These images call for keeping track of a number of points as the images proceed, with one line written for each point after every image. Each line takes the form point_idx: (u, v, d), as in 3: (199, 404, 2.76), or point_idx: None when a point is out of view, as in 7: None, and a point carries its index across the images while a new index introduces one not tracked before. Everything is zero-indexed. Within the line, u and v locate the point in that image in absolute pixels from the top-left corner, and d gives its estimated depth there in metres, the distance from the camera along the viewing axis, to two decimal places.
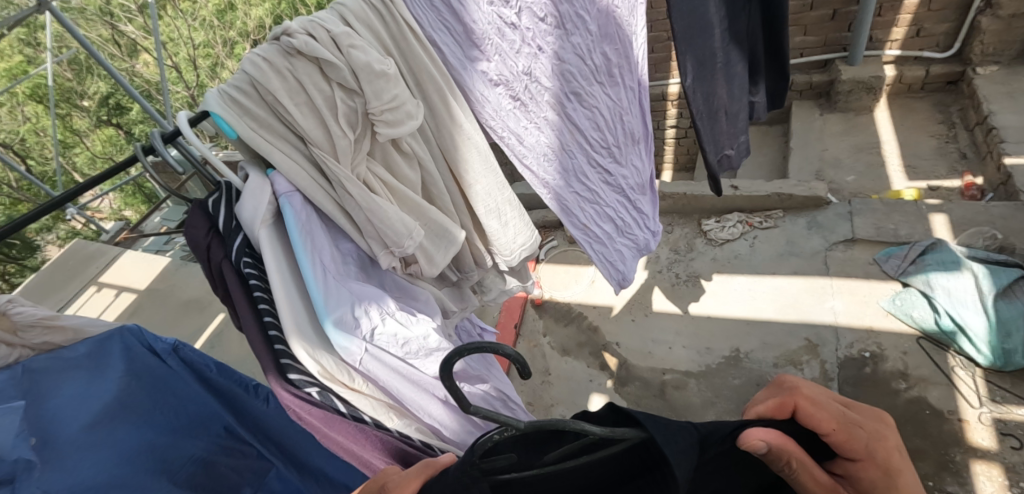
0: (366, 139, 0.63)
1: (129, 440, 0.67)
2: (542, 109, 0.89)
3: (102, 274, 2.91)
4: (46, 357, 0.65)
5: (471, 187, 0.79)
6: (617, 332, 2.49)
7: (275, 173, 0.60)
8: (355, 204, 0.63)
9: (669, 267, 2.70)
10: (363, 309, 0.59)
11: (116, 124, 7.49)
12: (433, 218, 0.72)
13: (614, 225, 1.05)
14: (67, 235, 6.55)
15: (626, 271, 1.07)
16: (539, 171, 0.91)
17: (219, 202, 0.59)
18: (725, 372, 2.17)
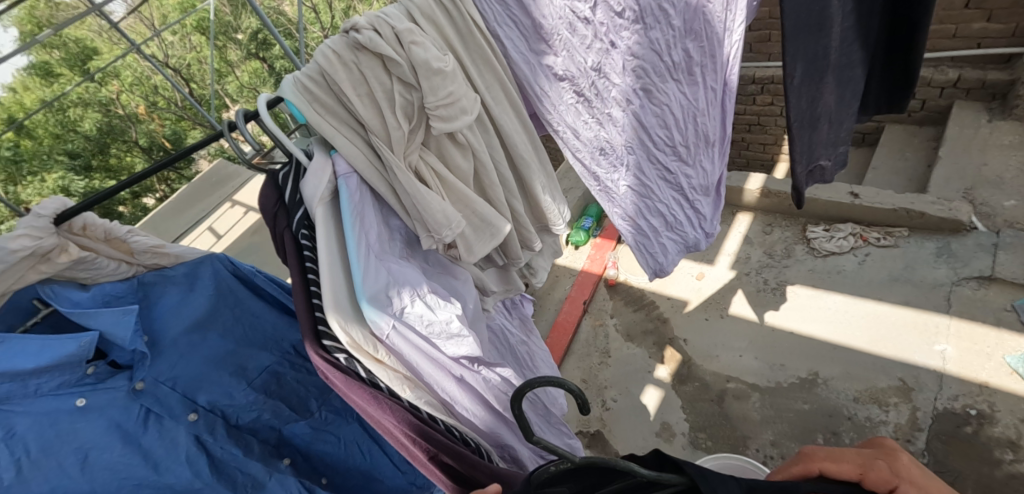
0: (420, 131, 0.67)
1: (212, 347, 0.77)
2: (607, 106, 0.87)
3: (235, 192, 3.38)
4: (154, 273, 0.75)
5: (526, 171, 0.82)
6: (686, 327, 2.41)
7: (337, 155, 0.65)
8: (404, 189, 0.67)
9: (758, 270, 2.52)
10: (397, 290, 0.63)
11: (262, 58, 8.36)
12: (477, 208, 0.74)
13: (663, 220, 1.02)
14: (216, 153, 7.58)
15: (665, 262, 1.07)
16: (592, 165, 0.92)
17: (288, 176, 0.67)
18: (794, 394, 2.05)
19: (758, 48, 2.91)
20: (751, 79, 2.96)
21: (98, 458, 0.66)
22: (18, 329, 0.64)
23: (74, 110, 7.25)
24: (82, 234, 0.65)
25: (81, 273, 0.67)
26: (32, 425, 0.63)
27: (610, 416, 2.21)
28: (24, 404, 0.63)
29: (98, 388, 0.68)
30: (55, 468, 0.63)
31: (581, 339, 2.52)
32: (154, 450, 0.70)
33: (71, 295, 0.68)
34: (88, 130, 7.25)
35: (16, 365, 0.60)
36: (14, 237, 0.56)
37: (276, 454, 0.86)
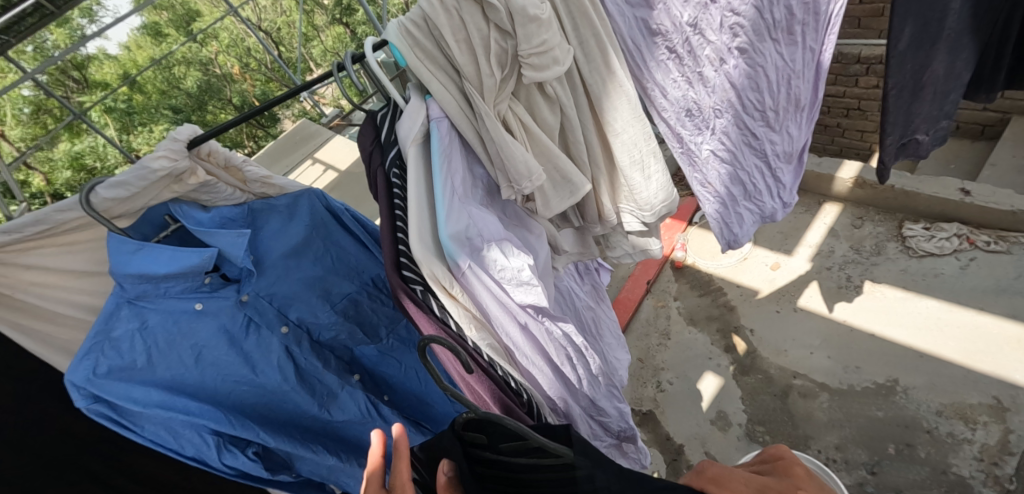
0: (511, 79, 0.67)
1: (303, 271, 0.84)
2: (699, 65, 0.83)
3: (316, 151, 3.57)
4: (261, 201, 0.82)
5: (614, 137, 0.77)
6: (754, 317, 2.31)
7: (430, 99, 0.67)
8: (489, 136, 0.66)
9: (841, 266, 2.36)
10: (474, 232, 0.65)
11: (345, 24, 8.68)
12: (560, 166, 0.71)
13: (743, 189, 0.98)
14: (299, 114, 8.06)
15: (740, 233, 1.03)
16: (677, 126, 0.89)
17: (386, 118, 0.71)
18: (869, 399, 1.93)
19: (868, 23, 2.63)
20: (856, 58, 2.71)
21: (209, 355, 0.75)
22: (154, 238, 0.75)
23: (178, 68, 7.91)
24: (207, 159, 0.73)
25: (203, 195, 0.76)
26: (162, 320, 0.74)
27: (665, 399, 2.18)
28: (156, 302, 0.73)
29: (212, 295, 0.77)
30: (177, 359, 0.73)
31: (641, 318, 2.48)
32: (253, 353, 0.78)
33: (193, 213, 0.76)
34: (189, 87, 7.89)
35: (152, 270, 0.70)
36: (157, 157, 0.66)
37: (349, 370, 0.92)
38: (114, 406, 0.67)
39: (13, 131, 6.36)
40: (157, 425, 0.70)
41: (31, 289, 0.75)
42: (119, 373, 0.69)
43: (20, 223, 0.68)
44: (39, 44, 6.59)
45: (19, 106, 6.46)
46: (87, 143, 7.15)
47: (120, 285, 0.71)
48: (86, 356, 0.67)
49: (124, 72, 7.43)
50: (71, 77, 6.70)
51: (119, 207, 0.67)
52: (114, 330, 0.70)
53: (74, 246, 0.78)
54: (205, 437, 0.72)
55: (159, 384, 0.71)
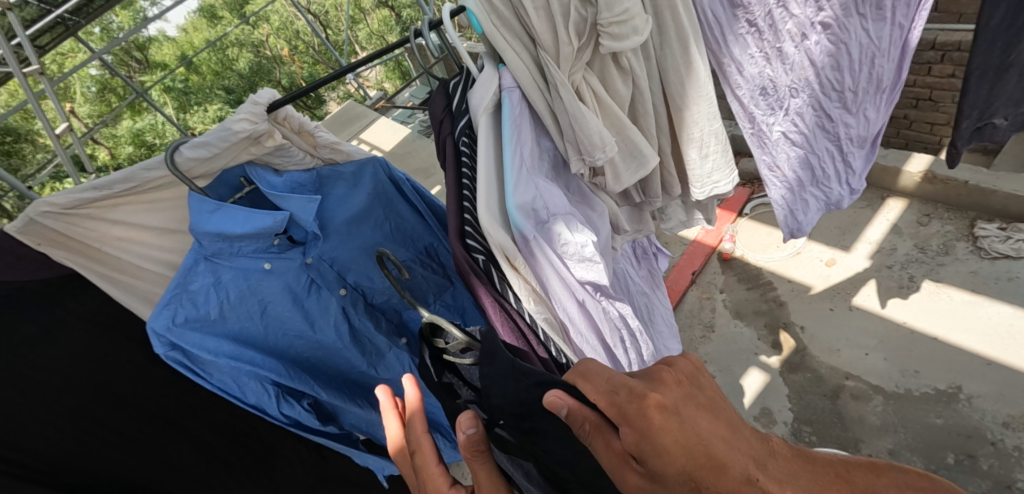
0: (588, 49, 0.65)
1: (365, 238, 0.85)
2: (780, 41, 0.77)
3: (363, 132, 3.63)
4: (328, 167, 0.84)
5: (681, 115, 0.74)
6: (805, 314, 2.22)
7: (504, 69, 0.66)
8: (562, 109, 0.66)
9: (904, 264, 2.24)
10: (540, 204, 0.64)
11: (390, 6, 8.77)
12: (632, 140, 0.70)
13: (811, 174, 0.92)
14: (345, 96, 8.24)
15: (804, 222, 0.95)
16: (750, 106, 0.81)
17: (459, 85, 0.71)
18: (927, 406, 1.84)
19: (948, 5, 2.43)
20: (931, 44, 2.50)
21: (274, 310, 0.79)
22: (229, 199, 0.78)
23: (232, 50, 8.22)
24: (282, 124, 0.75)
25: (277, 159, 0.78)
26: (235, 276, 0.76)
27: None
28: (230, 260, 0.75)
29: (281, 255, 0.79)
30: (246, 312, 0.77)
31: (684, 309, 2.43)
32: (313, 312, 0.82)
33: (267, 177, 0.78)
34: (242, 69, 8.19)
35: (229, 229, 0.71)
36: (238, 120, 0.67)
37: (397, 333, 0.94)
38: (188, 353, 0.73)
39: (83, 109, 6.78)
40: (225, 373, 0.75)
41: (117, 245, 0.78)
42: (195, 323, 0.73)
43: (109, 179, 0.71)
44: (106, 26, 6.96)
45: (88, 85, 6.87)
46: (148, 121, 7.55)
47: (198, 242, 0.73)
48: (166, 306, 0.71)
49: (182, 54, 7.78)
50: (134, 58, 7.06)
51: (200, 168, 0.70)
52: (192, 284, 0.73)
53: (155, 204, 0.80)
54: (266, 387, 0.77)
55: (228, 336, 0.75)
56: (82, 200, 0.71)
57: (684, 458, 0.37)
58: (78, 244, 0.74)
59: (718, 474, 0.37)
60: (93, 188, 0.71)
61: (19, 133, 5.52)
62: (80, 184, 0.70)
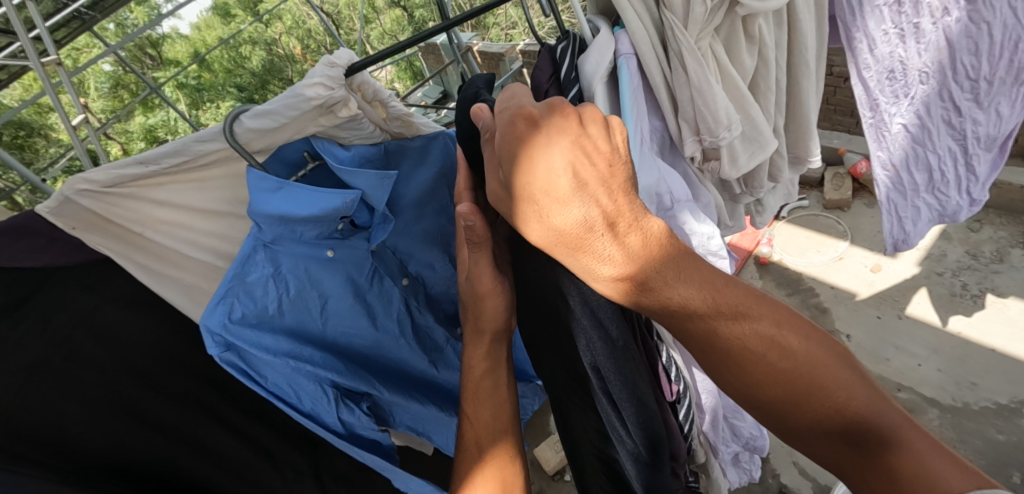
0: (721, 11, 0.56)
1: (427, 221, 0.80)
2: (919, 15, 0.75)
3: None
4: (397, 143, 0.76)
5: (802, 90, 0.69)
6: (850, 321, 2.12)
7: (621, 32, 0.59)
8: (685, 80, 0.58)
9: (954, 272, 2.14)
10: (663, 189, 0.56)
11: (403, 7, 8.78)
12: (755, 121, 0.63)
13: (928, 177, 0.90)
14: None
15: (912, 232, 0.94)
16: (876, 90, 0.81)
17: (565, 51, 0.58)
18: (988, 420, 1.73)
19: None
20: None
21: (335, 306, 0.70)
22: (290, 178, 0.69)
23: (245, 47, 8.21)
24: (356, 92, 0.66)
25: (343, 133, 0.69)
26: (295, 265, 0.66)
27: None
28: (290, 246, 0.65)
29: (345, 243, 0.70)
30: (304, 306, 0.67)
31: None
32: (375, 304, 0.74)
33: (333, 150, 0.69)
34: (255, 67, 8.12)
35: (294, 211, 0.60)
36: (311, 85, 0.59)
37: (452, 324, 0.89)
38: (244, 356, 0.61)
39: (96, 103, 6.76)
40: (281, 377, 0.64)
41: (161, 228, 0.69)
42: (252, 319, 0.62)
43: (158, 152, 0.62)
44: (120, 21, 6.94)
45: (101, 80, 6.85)
46: (160, 117, 7.53)
47: (257, 226, 0.61)
48: (221, 301, 0.60)
49: (195, 51, 7.78)
50: (147, 54, 7.04)
51: (260, 142, 0.62)
52: (250, 275, 0.62)
53: (206, 184, 0.70)
54: (325, 390, 0.66)
55: (284, 332, 0.65)
56: (125, 177, 0.62)
57: (526, 175, 0.39)
58: (119, 227, 0.66)
59: (552, 200, 0.39)
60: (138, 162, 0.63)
61: (33, 126, 5.51)
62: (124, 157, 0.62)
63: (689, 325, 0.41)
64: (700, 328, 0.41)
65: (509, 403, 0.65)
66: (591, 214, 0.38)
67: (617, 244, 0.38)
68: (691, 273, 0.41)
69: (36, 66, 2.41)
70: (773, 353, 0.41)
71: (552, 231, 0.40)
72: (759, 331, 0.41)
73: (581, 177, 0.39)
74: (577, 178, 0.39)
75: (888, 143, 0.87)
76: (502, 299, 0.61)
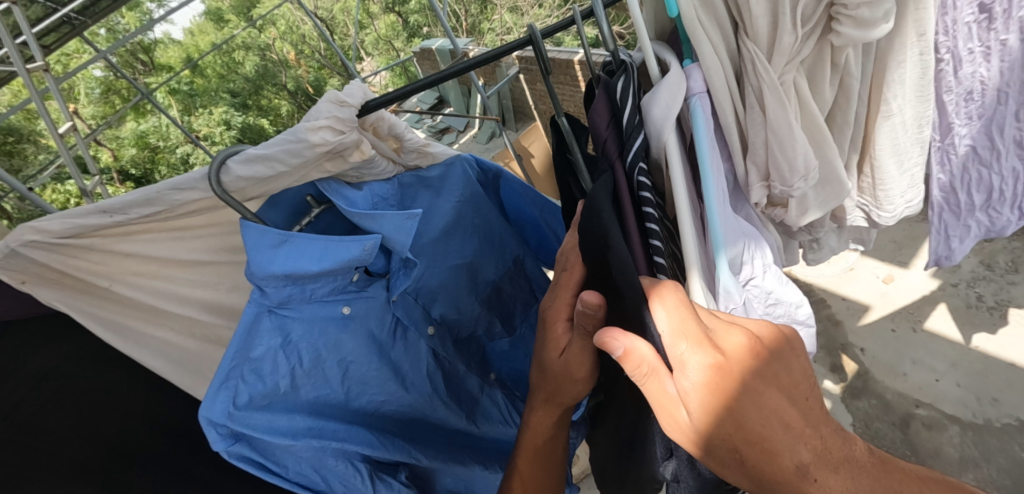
0: (810, 41, 0.51)
1: (452, 257, 0.75)
2: (1008, 32, 0.70)
3: None
4: (413, 174, 0.72)
5: (885, 119, 0.64)
6: (864, 334, 2.07)
7: (690, 67, 0.51)
8: (761, 121, 0.52)
9: (971, 283, 2.09)
10: (749, 252, 0.52)
11: (398, 12, 8.73)
12: (832, 163, 0.57)
13: (985, 195, 0.81)
14: None
15: (955, 251, 0.85)
16: (951, 111, 0.73)
17: (626, 91, 0.51)
18: (1011, 437, 1.68)
19: None
20: None
21: (356, 372, 0.66)
22: (290, 226, 0.67)
23: (239, 53, 8.13)
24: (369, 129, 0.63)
25: (353, 173, 0.65)
26: (306, 330, 0.62)
27: None
28: (298, 307, 0.61)
29: (359, 295, 0.67)
30: (320, 375, 0.63)
31: None
32: (400, 363, 0.71)
33: (343, 192, 0.65)
34: (249, 72, 8.17)
35: (302, 267, 0.57)
36: (317, 128, 0.56)
37: (485, 369, 0.85)
38: (254, 445, 0.57)
39: (86, 109, 6.68)
40: (304, 460, 0.60)
41: (131, 280, 0.71)
42: (261, 401, 0.58)
43: (118, 202, 0.60)
44: (110, 26, 6.85)
45: (92, 86, 6.76)
46: (152, 123, 7.44)
47: (259, 290, 0.58)
48: (223, 386, 0.55)
49: (187, 56, 7.72)
50: (139, 60, 6.96)
51: (253, 189, 0.57)
52: (255, 350, 0.58)
53: (182, 233, 0.71)
54: (356, 466, 0.64)
55: (304, 408, 0.62)
56: (91, 227, 0.61)
57: (720, 425, 0.40)
58: (82, 281, 0.68)
59: (755, 447, 0.39)
60: (102, 210, 0.61)
61: (22, 132, 5.41)
62: (88, 205, 0.60)
63: None
64: None
65: (558, 457, 0.71)
66: (803, 464, 0.39)
67: (835, 487, 0.39)
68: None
69: (21, 73, 2.35)
70: None
71: (756, 476, 0.41)
72: None
73: (777, 421, 0.40)
74: (773, 420, 0.40)
75: (953, 166, 0.77)
76: (586, 386, 0.59)
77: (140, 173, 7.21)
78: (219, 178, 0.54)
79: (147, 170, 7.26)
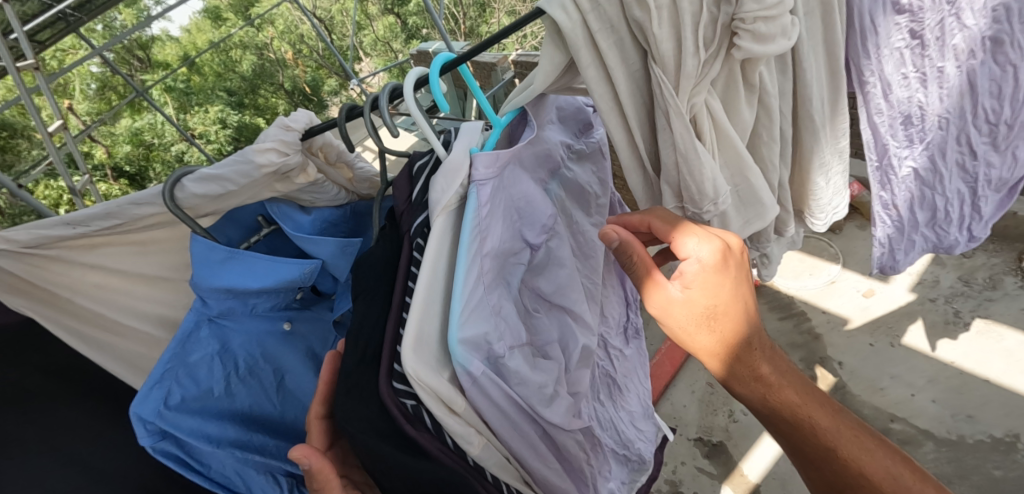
0: (714, 63, 0.53)
1: None
2: (942, 59, 0.72)
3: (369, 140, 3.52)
4: (365, 204, 0.78)
5: (812, 136, 0.66)
6: (842, 348, 2.10)
7: (478, 153, 0.54)
8: (670, 144, 0.55)
9: (948, 298, 2.13)
10: (498, 336, 0.52)
11: (396, 13, 8.75)
12: (752, 185, 0.63)
13: (931, 216, 0.85)
14: None
15: (900, 262, 0.88)
16: (891, 134, 0.74)
17: (424, 168, 0.60)
18: (984, 454, 1.70)
19: None
20: None
21: (292, 381, 0.73)
22: (240, 243, 0.69)
23: (235, 51, 8.15)
24: (318, 153, 0.67)
25: (305, 196, 0.68)
26: (244, 342, 0.69)
27: (737, 430, 2.00)
28: (238, 320, 0.69)
29: (301, 313, 0.76)
30: (258, 387, 0.70)
31: None
32: None
33: (291, 215, 0.69)
34: (245, 71, 8.16)
35: (242, 283, 0.64)
36: (263, 150, 0.58)
37: None
38: (180, 444, 0.60)
39: (81, 105, 6.63)
40: (228, 467, 0.63)
41: (92, 292, 0.73)
42: (192, 404, 0.62)
43: (85, 214, 0.64)
44: (108, 23, 6.85)
45: (88, 82, 6.72)
46: (147, 120, 7.43)
47: (201, 300, 0.65)
48: (157, 384, 0.60)
49: (184, 54, 7.67)
50: (134, 57, 6.96)
51: (206, 206, 0.61)
52: (191, 355, 0.63)
53: (145, 249, 0.74)
54: (279, 480, 0.67)
55: (236, 417, 0.67)
56: (56, 238, 0.65)
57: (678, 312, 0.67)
58: (50, 294, 0.70)
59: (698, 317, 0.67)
60: (67, 222, 0.64)
61: (15, 128, 5.38)
62: (55, 217, 0.64)
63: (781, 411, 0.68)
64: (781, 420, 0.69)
65: None
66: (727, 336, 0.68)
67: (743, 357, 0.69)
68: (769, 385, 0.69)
69: (12, 72, 2.34)
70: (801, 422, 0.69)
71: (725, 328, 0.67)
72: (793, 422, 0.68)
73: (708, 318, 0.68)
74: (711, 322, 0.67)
75: (895, 184, 0.79)
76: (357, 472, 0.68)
77: (134, 170, 7.17)
78: (174, 194, 0.58)
79: (141, 167, 7.20)
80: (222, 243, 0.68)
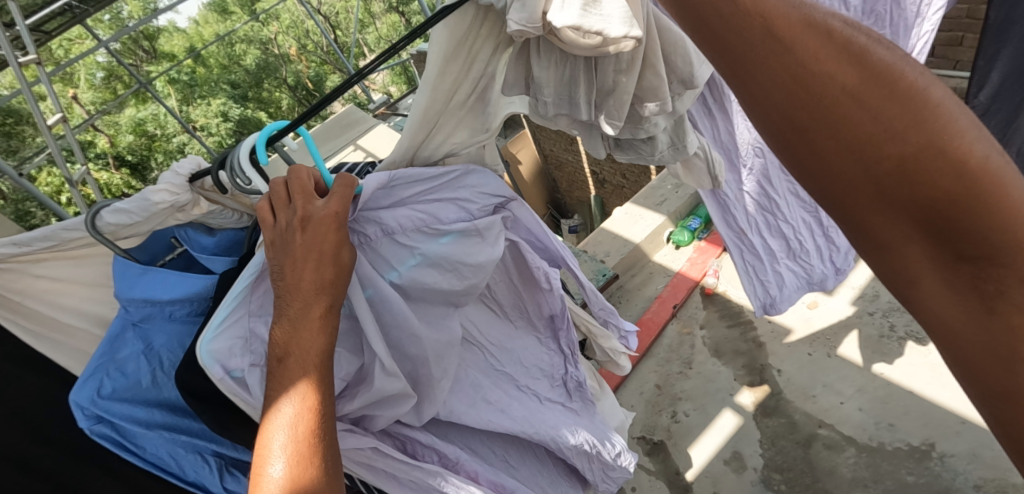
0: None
1: None
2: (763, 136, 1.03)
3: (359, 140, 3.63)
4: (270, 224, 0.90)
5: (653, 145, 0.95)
6: (782, 356, 2.22)
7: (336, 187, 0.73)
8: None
9: (885, 312, 2.23)
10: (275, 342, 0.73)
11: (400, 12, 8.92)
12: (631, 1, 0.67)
13: (784, 247, 1.14)
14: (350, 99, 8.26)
15: (773, 292, 1.18)
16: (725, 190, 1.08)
17: None
18: (901, 461, 1.80)
19: None
20: None
21: None
22: (160, 260, 0.84)
23: (240, 45, 8.34)
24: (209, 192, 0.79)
25: (210, 220, 0.86)
26: (166, 341, 0.78)
27: (678, 430, 2.10)
28: (157, 323, 0.79)
29: None
30: None
31: (664, 344, 2.43)
32: None
33: (196, 236, 0.86)
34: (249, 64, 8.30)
35: (156, 293, 0.77)
36: (158, 191, 0.72)
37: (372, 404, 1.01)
38: (114, 426, 0.73)
39: (87, 95, 6.81)
40: (159, 447, 0.75)
41: (41, 296, 0.81)
42: (122, 394, 0.73)
43: (29, 236, 0.76)
44: (116, 14, 7.05)
45: (94, 71, 6.88)
46: (150, 111, 7.58)
47: (124, 308, 0.77)
48: (91, 377, 0.73)
49: (190, 45, 7.92)
50: (141, 47, 7.11)
51: (124, 231, 0.74)
52: (120, 352, 0.75)
53: (83, 260, 0.83)
54: (206, 458, 0.78)
55: (161, 403, 0.77)
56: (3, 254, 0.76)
57: None
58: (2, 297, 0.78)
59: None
60: (13, 242, 0.76)
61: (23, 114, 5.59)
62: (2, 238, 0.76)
63: (830, 103, 0.41)
64: (853, 118, 0.40)
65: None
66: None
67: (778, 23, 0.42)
68: (836, 52, 0.41)
69: (11, 64, 2.45)
70: (874, 125, 0.39)
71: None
72: (878, 127, 0.39)
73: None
74: None
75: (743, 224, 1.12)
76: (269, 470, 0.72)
77: (136, 159, 7.29)
78: (96, 223, 0.72)
79: (144, 156, 7.35)
80: (145, 260, 0.82)
